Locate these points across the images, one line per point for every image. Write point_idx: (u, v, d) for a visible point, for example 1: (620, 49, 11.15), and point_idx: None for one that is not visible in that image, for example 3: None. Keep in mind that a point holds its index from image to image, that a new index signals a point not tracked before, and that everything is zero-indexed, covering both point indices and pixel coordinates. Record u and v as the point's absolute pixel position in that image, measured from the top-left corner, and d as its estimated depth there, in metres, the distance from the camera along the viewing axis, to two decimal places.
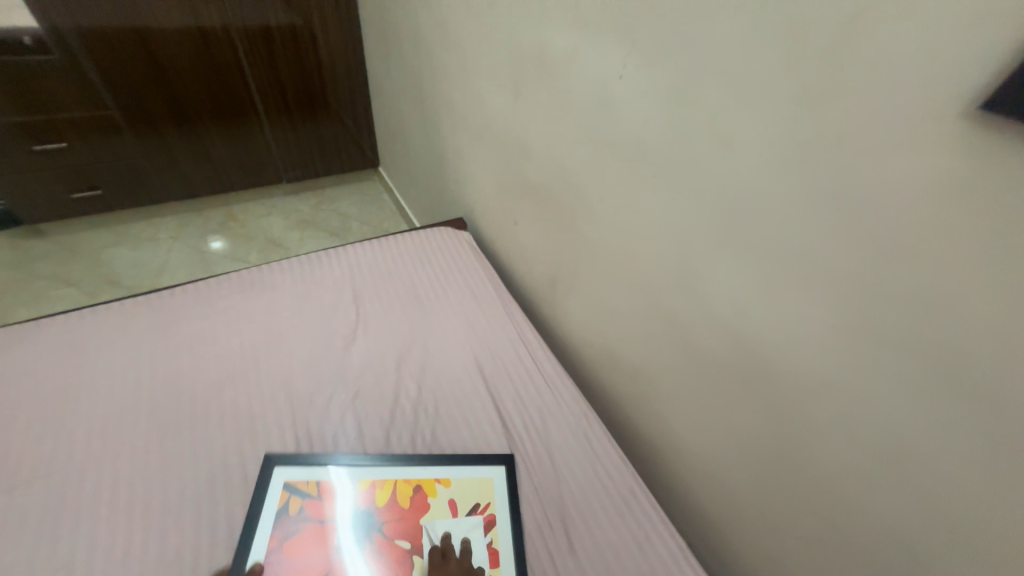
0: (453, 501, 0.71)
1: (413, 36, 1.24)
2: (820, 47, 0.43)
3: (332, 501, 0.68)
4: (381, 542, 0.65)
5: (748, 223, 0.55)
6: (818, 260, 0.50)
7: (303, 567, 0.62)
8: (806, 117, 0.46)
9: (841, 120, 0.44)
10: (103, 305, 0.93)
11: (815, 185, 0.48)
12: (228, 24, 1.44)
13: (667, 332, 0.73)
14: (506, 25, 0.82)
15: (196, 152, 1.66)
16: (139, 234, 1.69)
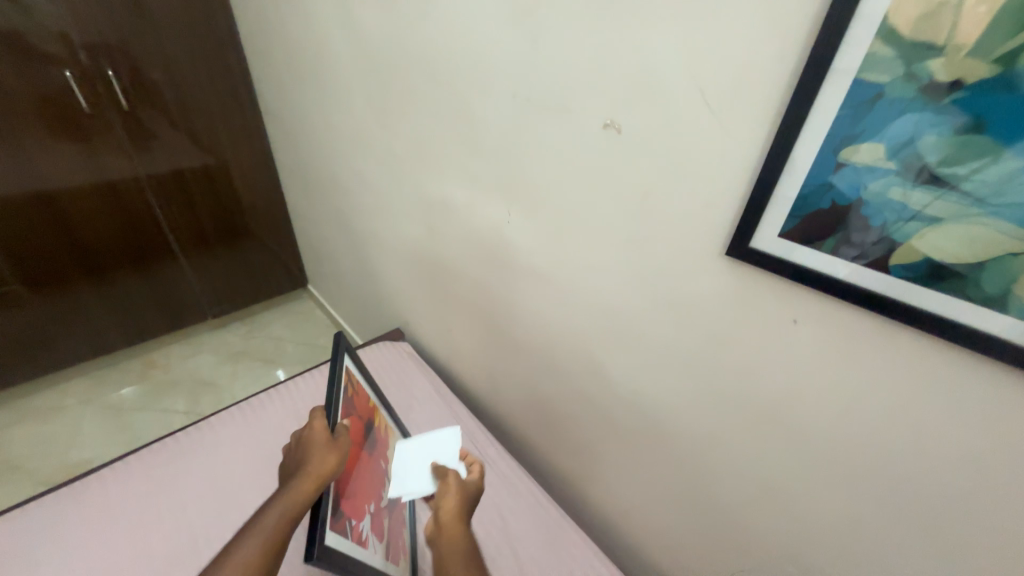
0: (395, 451, 0.96)
1: (331, 178, 1.39)
2: (636, 206, 0.62)
3: (360, 410, 0.86)
4: (375, 456, 0.85)
5: (634, 324, 0.70)
6: (689, 348, 0.65)
7: (353, 437, 0.78)
8: (645, 251, 0.63)
9: (664, 253, 0.62)
10: (10, 512, 0.85)
11: (662, 295, 0.64)
12: (139, 176, 1.47)
13: (599, 414, 0.84)
14: (412, 179, 1.00)
15: (112, 306, 1.60)
16: (45, 404, 1.54)
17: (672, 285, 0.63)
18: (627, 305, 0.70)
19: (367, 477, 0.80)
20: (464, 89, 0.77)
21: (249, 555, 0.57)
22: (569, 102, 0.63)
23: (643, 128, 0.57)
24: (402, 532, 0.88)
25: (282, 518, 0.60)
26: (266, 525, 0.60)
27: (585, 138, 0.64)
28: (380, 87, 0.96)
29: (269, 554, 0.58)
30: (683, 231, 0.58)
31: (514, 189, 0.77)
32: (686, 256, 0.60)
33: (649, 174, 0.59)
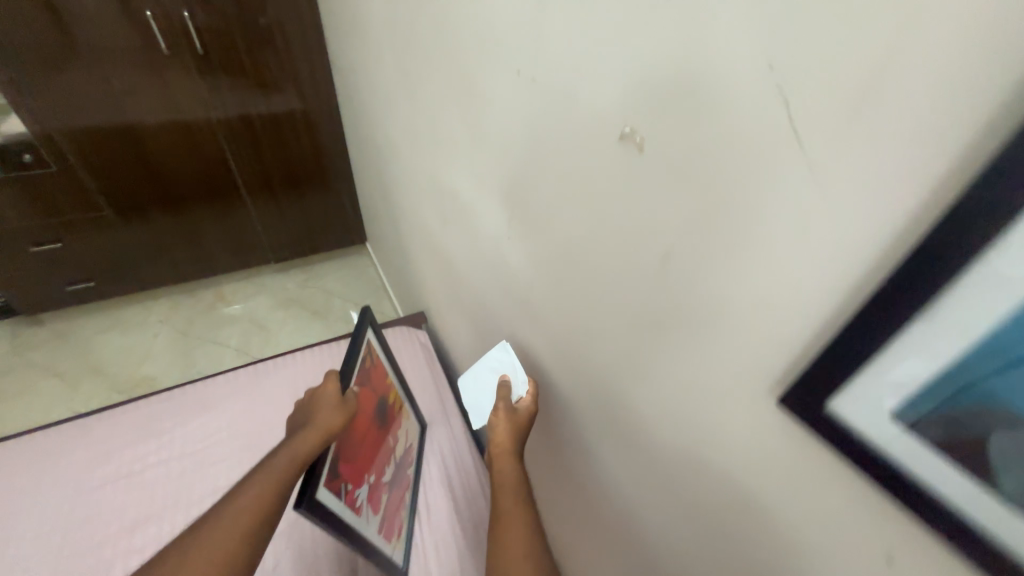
0: (406, 430, 0.92)
1: (375, 143, 1.30)
2: (660, 258, 0.43)
3: (376, 381, 0.82)
4: (383, 430, 0.81)
5: (654, 411, 0.51)
6: (727, 471, 0.45)
7: (365, 408, 0.74)
8: (669, 322, 0.45)
9: (692, 331, 0.43)
10: (50, 430, 0.98)
11: (681, 384, 0.46)
12: (212, 119, 1.52)
13: (599, 490, 0.67)
14: (429, 165, 0.86)
15: (188, 241, 1.73)
16: (133, 318, 1.76)
17: (699, 376, 0.44)
18: (650, 389, 0.50)
19: (372, 449, 0.77)
20: (473, 59, 0.59)
21: (246, 508, 0.53)
22: (585, 95, 0.45)
23: (678, 148, 0.38)
24: (400, 506, 0.85)
25: (281, 472, 0.56)
26: (264, 477, 0.55)
27: (601, 148, 0.46)
28: (402, 47, 0.81)
29: (268, 507, 0.54)
30: (719, 311, 0.40)
31: (519, 200, 0.59)
32: (748, 353, 0.38)
33: (682, 217, 0.40)
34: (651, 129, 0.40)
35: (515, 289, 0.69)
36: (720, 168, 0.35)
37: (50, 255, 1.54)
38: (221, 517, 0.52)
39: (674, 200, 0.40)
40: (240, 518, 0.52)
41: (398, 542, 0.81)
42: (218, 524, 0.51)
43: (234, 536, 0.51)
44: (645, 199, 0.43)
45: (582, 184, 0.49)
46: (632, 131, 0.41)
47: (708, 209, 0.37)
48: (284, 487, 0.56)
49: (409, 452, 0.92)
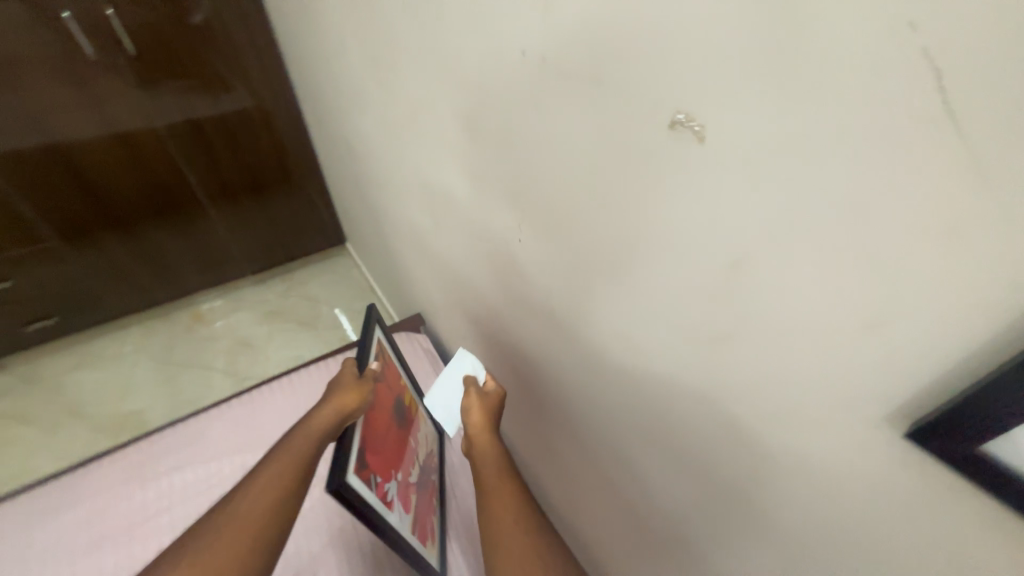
0: (425, 433, 0.85)
1: (343, 137, 1.18)
2: (723, 274, 0.35)
3: (392, 376, 0.75)
4: (404, 428, 0.74)
5: (697, 438, 0.44)
6: (792, 510, 0.38)
7: (384, 398, 0.68)
8: (727, 345, 0.37)
9: (767, 361, 0.35)
10: (27, 493, 0.90)
11: (741, 419, 0.39)
12: (154, 126, 1.36)
13: (620, 513, 0.62)
14: (413, 161, 0.76)
15: (151, 264, 1.58)
16: (102, 352, 1.62)
17: (773, 412, 0.36)
18: (698, 412, 0.43)
19: (397, 445, 0.69)
20: (461, 39, 0.50)
21: (276, 477, 0.51)
22: (612, 75, 0.36)
23: (757, 142, 0.29)
24: (428, 513, 0.77)
25: (311, 441, 0.54)
26: (292, 448, 0.53)
27: (642, 140, 0.36)
28: (368, 29, 0.71)
29: (299, 475, 0.52)
30: (801, 338, 0.32)
31: (526, 199, 0.51)
32: (823, 375, 0.32)
33: (758, 227, 0.31)
34: (715, 117, 0.30)
35: (525, 299, 0.61)
36: (820, 167, 0.26)
37: None
38: (251, 489, 0.50)
39: (748, 208, 0.31)
40: (273, 487, 0.50)
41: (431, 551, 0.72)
42: (250, 496, 0.49)
43: (268, 508, 0.48)
44: (700, 202, 0.34)
45: (609, 182, 0.40)
46: (687, 120, 0.32)
47: (796, 219, 0.29)
48: (314, 455, 0.54)
49: (430, 457, 0.85)
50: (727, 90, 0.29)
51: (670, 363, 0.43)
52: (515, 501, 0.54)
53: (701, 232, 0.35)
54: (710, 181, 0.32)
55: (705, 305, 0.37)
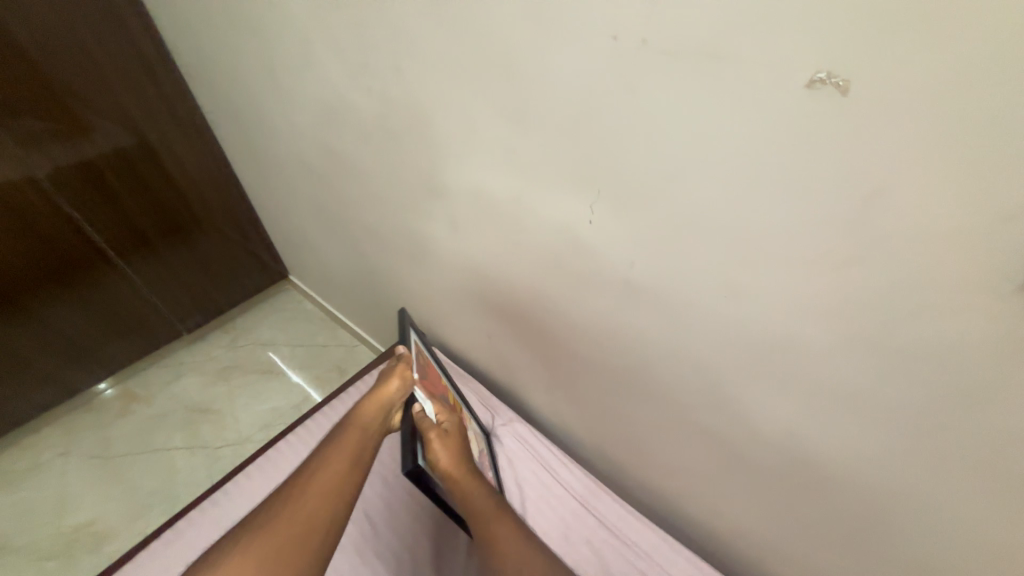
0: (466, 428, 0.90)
1: (295, 156, 1.07)
2: (860, 207, 0.38)
3: (432, 376, 0.81)
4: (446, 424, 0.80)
5: (820, 357, 0.48)
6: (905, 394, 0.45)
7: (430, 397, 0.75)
8: (857, 268, 0.41)
9: (905, 274, 0.39)
10: None
11: (867, 329, 0.43)
12: (34, 176, 1.07)
13: (712, 451, 0.67)
14: (426, 164, 0.73)
15: (60, 348, 1.29)
16: (16, 467, 1.31)
17: (906, 317, 0.41)
18: (822, 332, 0.46)
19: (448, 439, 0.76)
20: (512, 28, 0.48)
21: (339, 462, 0.57)
22: (725, 44, 0.37)
23: (916, 82, 0.31)
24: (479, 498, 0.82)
25: (363, 433, 0.61)
26: (347, 437, 0.60)
27: (767, 104, 0.37)
28: (355, 29, 0.65)
29: (352, 461, 0.58)
30: (945, 248, 0.36)
31: (599, 177, 0.52)
32: (971, 270, 0.36)
33: (909, 158, 0.34)
34: (866, 68, 0.33)
35: (589, 277, 0.63)
36: (991, 88, 0.29)
37: None
38: (315, 473, 0.55)
39: (899, 143, 0.34)
40: (338, 470, 0.56)
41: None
42: (318, 476, 0.55)
43: (337, 487, 0.54)
44: (844, 127, 0.35)
45: (721, 149, 0.41)
46: (829, 77, 0.34)
47: (951, 142, 0.32)
48: (366, 442, 0.61)
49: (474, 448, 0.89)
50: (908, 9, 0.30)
51: (788, 293, 0.46)
52: (514, 532, 0.60)
53: (848, 156, 0.36)
54: (864, 106, 0.34)
55: (841, 229, 0.40)
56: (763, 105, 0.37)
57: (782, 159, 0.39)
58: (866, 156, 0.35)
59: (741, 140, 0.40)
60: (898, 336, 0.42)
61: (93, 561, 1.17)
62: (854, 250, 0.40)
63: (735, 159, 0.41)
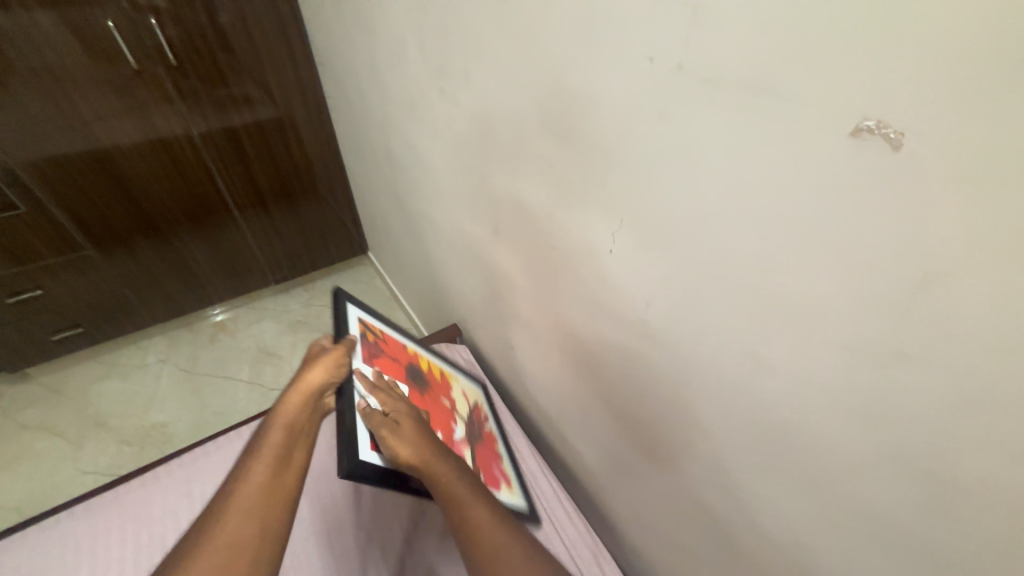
0: (461, 391, 0.91)
1: (384, 146, 1.16)
2: (908, 294, 0.30)
3: (394, 349, 0.80)
4: (427, 389, 0.80)
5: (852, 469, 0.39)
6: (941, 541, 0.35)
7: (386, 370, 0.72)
8: (901, 368, 0.32)
9: (954, 394, 0.30)
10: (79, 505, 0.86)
11: (905, 450, 0.34)
12: (191, 131, 1.30)
13: (715, 536, 0.58)
14: (480, 171, 0.76)
15: (181, 273, 1.52)
16: (127, 363, 1.56)
17: (945, 448, 0.32)
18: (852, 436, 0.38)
19: (424, 399, 0.77)
20: (563, 44, 0.48)
21: (263, 484, 0.48)
22: (770, 77, 0.32)
23: (983, 152, 0.25)
24: (493, 461, 0.83)
25: (289, 440, 0.51)
26: (269, 452, 0.50)
27: (807, 150, 0.32)
28: (438, 36, 0.70)
29: (280, 461, 0.50)
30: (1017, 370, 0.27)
31: (624, 205, 0.49)
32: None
33: (969, 244, 0.27)
34: (923, 124, 0.26)
35: (609, 310, 0.59)
36: None
37: (29, 306, 1.31)
38: (232, 505, 0.46)
39: (955, 223, 0.27)
40: (264, 491, 0.47)
41: (506, 492, 0.80)
42: (238, 508, 0.46)
43: (266, 510, 0.47)
44: (892, 189, 0.29)
45: (754, 192, 0.37)
46: (879, 127, 0.28)
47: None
48: (295, 448, 0.51)
49: (477, 409, 0.91)
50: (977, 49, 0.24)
51: (815, 378, 0.39)
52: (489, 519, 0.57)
53: (911, 226, 0.29)
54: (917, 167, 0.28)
55: (877, 313, 0.33)
56: (805, 151, 0.32)
57: (818, 216, 0.33)
58: (916, 226, 0.29)
59: (777, 188, 0.35)
60: (929, 467, 0.33)
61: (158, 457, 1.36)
62: (905, 348, 0.32)
63: (773, 210, 0.36)
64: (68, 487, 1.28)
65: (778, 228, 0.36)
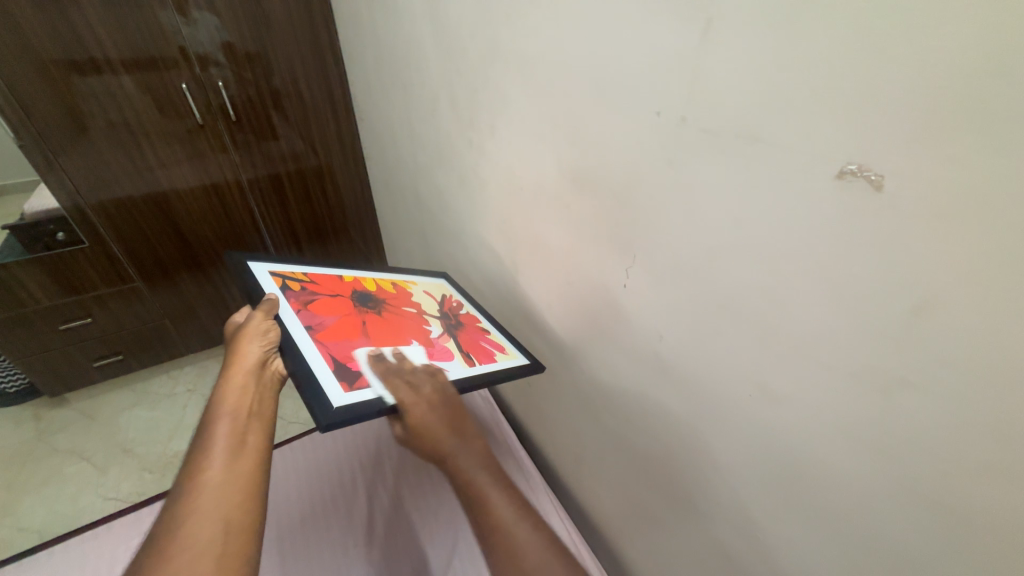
0: (423, 292, 0.85)
1: (413, 191, 1.25)
2: (902, 322, 0.32)
3: (330, 287, 0.71)
4: (388, 306, 0.74)
5: (874, 499, 0.39)
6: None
7: (329, 318, 0.63)
8: (901, 393, 0.34)
9: (953, 417, 0.32)
10: (121, 519, 0.93)
11: (920, 477, 0.35)
12: (239, 176, 1.43)
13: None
14: (501, 213, 0.82)
15: (217, 306, 1.60)
16: (159, 391, 1.62)
17: (951, 471, 0.33)
18: (863, 465, 0.39)
19: (390, 324, 0.69)
20: (580, 101, 0.54)
21: (223, 468, 0.48)
22: (763, 128, 0.36)
23: (952, 191, 0.28)
24: (480, 338, 0.78)
25: (237, 424, 0.52)
26: (219, 438, 0.50)
27: (799, 191, 0.35)
28: (467, 95, 0.78)
29: (234, 446, 0.50)
30: (1012, 393, 0.28)
31: (636, 242, 0.53)
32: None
33: (952, 274, 0.29)
34: (899, 166, 0.29)
35: (623, 343, 0.62)
36: None
37: (79, 332, 1.39)
38: (194, 496, 0.46)
39: (935, 254, 0.30)
40: (225, 475, 0.48)
41: (503, 358, 0.75)
42: (199, 498, 0.46)
43: (231, 491, 0.47)
44: (880, 228, 0.32)
45: (754, 229, 0.40)
46: (860, 170, 0.31)
47: (1000, 264, 0.27)
48: (247, 429, 0.52)
49: (447, 301, 0.87)
50: (934, 108, 0.27)
51: (827, 407, 0.40)
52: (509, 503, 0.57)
53: (898, 259, 0.31)
54: (907, 206, 0.30)
55: (879, 343, 0.34)
56: (796, 192, 0.36)
57: (814, 251, 0.36)
58: (905, 260, 0.31)
59: (774, 227, 0.38)
60: (935, 493, 0.34)
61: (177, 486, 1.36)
62: (909, 373, 0.33)
63: (771, 246, 0.39)
64: (88, 513, 1.29)
65: (777, 263, 0.39)
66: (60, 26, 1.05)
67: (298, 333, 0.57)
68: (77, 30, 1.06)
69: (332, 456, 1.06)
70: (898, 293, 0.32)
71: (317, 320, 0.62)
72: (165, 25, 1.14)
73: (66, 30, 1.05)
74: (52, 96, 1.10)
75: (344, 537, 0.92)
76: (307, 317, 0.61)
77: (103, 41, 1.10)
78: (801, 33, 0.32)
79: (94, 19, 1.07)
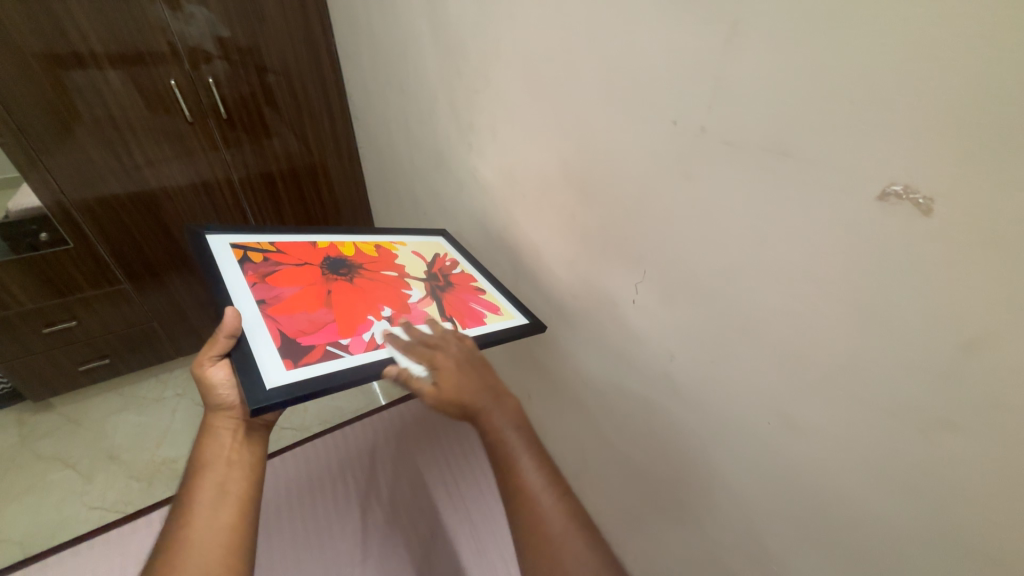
0: (413, 252, 0.78)
1: (409, 193, 1.21)
2: (948, 358, 0.30)
3: (298, 255, 0.67)
4: (362, 272, 0.68)
5: (908, 542, 0.37)
6: None
7: (289, 290, 0.60)
8: (944, 434, 0.32)
9: (1000, 464, 0.30)
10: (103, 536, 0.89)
11: (965, 522, 0.33)
12: (231, 175, 1.38)
13: None
14: (500, 217, 0.78)
15: (208, 309, 1.56)
16: (147, 395, 1.58)
17: (996, 520, 0.31)
18: (903, 509, 0.36)
19: (361, 291, 0.64)
20: (588, 107, 0.51)
21: (202, 528, 0.50)
22: (793, 144, 0.33)
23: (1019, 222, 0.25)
24: (471, 298, 0.70)
25: (218, 477, 0.54)
26: (200, 494, 0.52)
27: (835, 215, 0.33)
28: (466, 99, 0.75)
29: (213, 502, 0.52)
30: None
31: (647, 256, 0.50)
32: None
33: (1007, 311, 0.27)
34: (954, 190, 0.27)
35: (629, 359, 0.59)
36: None
37: (64, 335, 1.34)
38: (182, 554, 0.48)
39: (988, 288, 0.27)
40: (206, 531, 0.50)
41: (495, 320, 0.67)
42: (184, 554, 0.48)
43: (213, 546, 0.49)
44: (927, 257, 0.29)
45: (779, 249, 0.37)
46: (906, 192, 0.29)
47: None
48: (228, 479, 0.54)
49: (439, 261, 0.79)
50: (994, 130, 0.25)
51: (859, 442, 0.37)
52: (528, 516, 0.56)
53: (949, 293, 0.29)
54: (963, 234, 0.27)
55: (925, 378, 0.31)
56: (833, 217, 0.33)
57: (851, 279, 0.33)
58: (957, 291, 0.29)
59: (804, 252, 0.36)
60: (976, 541, 0.32)
61: (165, 495, 1.32)
62: (955, 415, 0.31)
63: (803, 273, 0.36)
64: (72, 523, 1.25)
65: (809, 290, 0.36)
66: (42, 19, 1.00)
67: (249, 312, 0.54)
68: (61, 24, 1.02)
69: (322, 468, 1.01)
70: (946, 328, 0.30)
71: (274, 292, 0.58)
72: (152, 18, 1.10)
73: (48, 23, 1.01)
74: (35, 92, 1.05)
75: (340, 549, 0.89)
76: (262, 291, 0.58)
77: (88, 34, 1.05)
78: (840, 41, 0.29)
79: (78, 12, 1.03)
